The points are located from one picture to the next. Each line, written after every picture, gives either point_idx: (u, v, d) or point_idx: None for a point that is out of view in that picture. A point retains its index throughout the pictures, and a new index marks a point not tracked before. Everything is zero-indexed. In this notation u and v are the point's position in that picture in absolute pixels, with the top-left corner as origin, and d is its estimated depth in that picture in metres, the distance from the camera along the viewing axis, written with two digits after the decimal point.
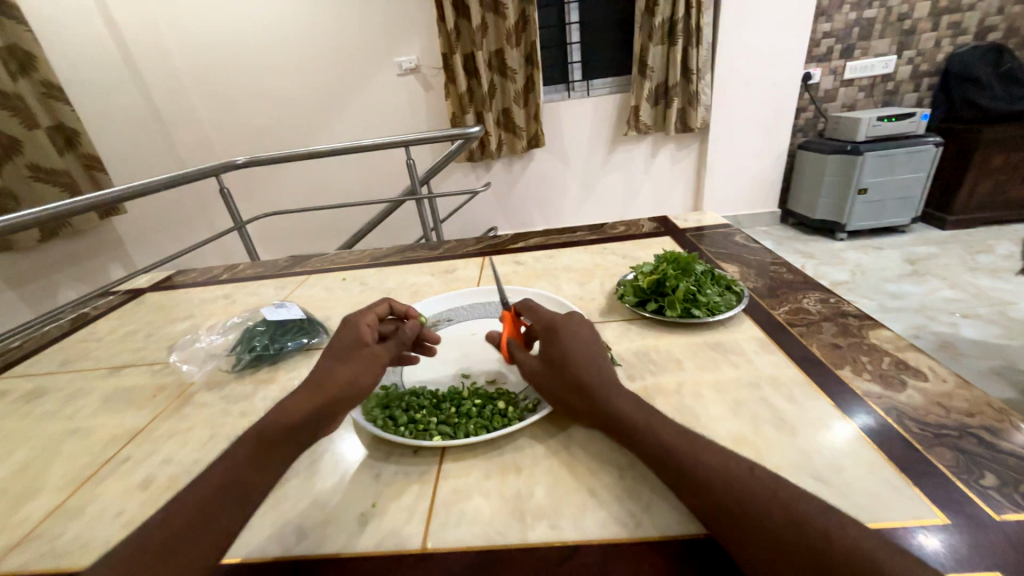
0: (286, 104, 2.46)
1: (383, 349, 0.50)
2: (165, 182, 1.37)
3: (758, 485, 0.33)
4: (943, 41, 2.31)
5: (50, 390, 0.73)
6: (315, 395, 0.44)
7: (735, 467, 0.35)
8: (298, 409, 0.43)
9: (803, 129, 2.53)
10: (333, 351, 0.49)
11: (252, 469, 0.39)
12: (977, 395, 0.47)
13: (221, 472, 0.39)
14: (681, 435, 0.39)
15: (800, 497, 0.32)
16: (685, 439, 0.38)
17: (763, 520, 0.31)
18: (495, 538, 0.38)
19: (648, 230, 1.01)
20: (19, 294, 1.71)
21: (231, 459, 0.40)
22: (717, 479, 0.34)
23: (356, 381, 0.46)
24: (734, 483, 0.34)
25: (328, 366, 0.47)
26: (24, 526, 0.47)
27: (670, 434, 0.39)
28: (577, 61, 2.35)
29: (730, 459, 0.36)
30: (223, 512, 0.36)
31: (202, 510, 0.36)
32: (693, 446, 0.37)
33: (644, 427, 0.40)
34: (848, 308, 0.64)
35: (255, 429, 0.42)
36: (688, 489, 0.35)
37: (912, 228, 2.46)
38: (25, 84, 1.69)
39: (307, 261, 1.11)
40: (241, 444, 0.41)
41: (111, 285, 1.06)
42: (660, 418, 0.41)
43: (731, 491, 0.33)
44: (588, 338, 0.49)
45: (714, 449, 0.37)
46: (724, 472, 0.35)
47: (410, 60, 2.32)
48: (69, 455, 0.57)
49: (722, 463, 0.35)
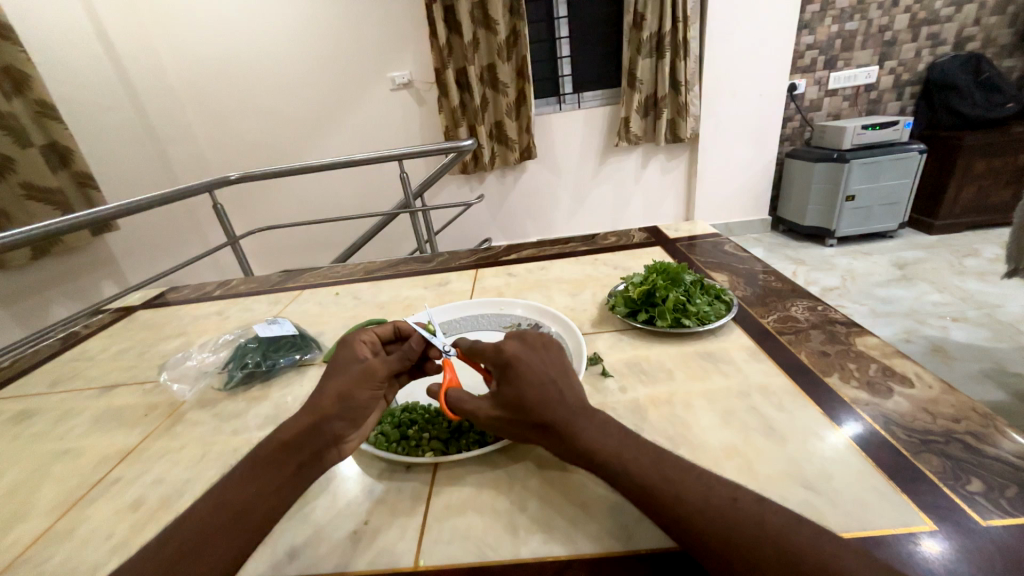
0: (280, 120, 2.48)
1: (378, 362, 0.49)
2: (158, 199, 1.37)
3: (744, 519, 0.33)
4: (923, 51, 2.37)
5: (40, 411, 0.72)
6: (307, 413, 0.44)
7: (717, 500, 0.34)
8: (291, 429, 0.43)
9: (790, 138, 2.58)
10: (328, 371, 0.49)
11: (247, 490, 0.39)
12: (962, 400, 0.47)
13: (218, 495, 0.39)
14: (658, 468, 0.37)
15: (788, 526, 0.32)
16: (663, 472, 0.37)
17: (758, 557, 0.31)
18: (488, 554, 0.38)
19: (639, 240, 1.02)
20: (8, 313, 1.68)
21: (227, 482, 0.40)
22: (703, 515, 0.33)
23: (348, 394, 0.45)
24: (722, 519, 0.33)
25: (322, 385, 0.47)
26: (11, 551, 0.46)
27: (647, 468, 0.37)
28: (567, 74, 2.39)
29: (712, 489, 0.35)
30: (216, 535, 0.37)
31: (196, 536, 0.36)
32: (672, 480, 0.36)
33: (619, 461, 0.38)
34: (835, 315, 0.65)
35: (254, 451, 0.43)
36: (675, 527, 0.34)
37: (900, 233, 2.49)
38: (20, 103, 1.70)
39: (300, 276, 1.11)
40: (239, 466, 0.42)
41: (103, 303, 1.06)
42: (631, 446, 0.39)
43: (719, 528, 0.33)
44: (552, 359, 0.47)
45: (692, 479, 0.36)
46: (709, 506, 0.34)
47: (402, 76, 2.35)
48: (59, 477, 0.56)
49: (704, 496, 0.35)
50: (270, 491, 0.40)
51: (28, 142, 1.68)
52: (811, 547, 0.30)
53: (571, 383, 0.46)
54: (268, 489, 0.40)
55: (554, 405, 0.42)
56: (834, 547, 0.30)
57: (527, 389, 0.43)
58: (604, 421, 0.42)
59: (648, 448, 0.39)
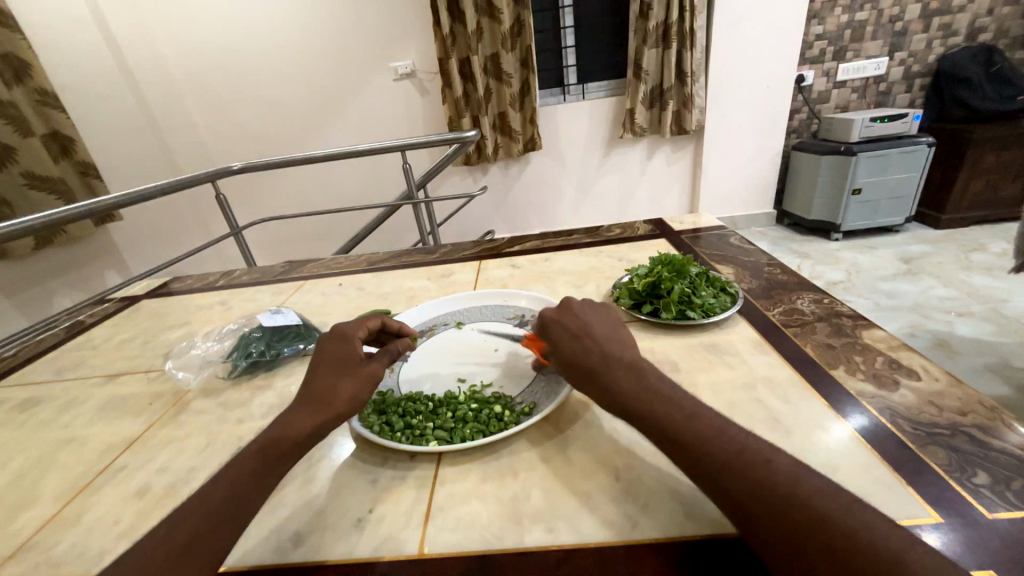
0: (282, 111, 2.47)
1: (379, 362, 0.49)
2: (162, 189, 1.37)
3: (776, 480, 0.33)
4: (934, 42, 2.33)
5: (47, 399, 0.72)
6: (319, 411, 0.44)
7: (750, 458, 0.34)
8: (299, 428, 0.43)
9: (797, 130, 2.55)
10: (329, 368, 0.48)
11: (254, 484, 0.39)
12: (969, 394, 0.47)
13: (227, 482, 0.39)
14: (692, 422, 0.38)
15: (820, 492, 0.32)
16: (700, 425, 0.37)
17: (783, 515, 0.31)
18: (492, 542, 0.38)
19: (644, 232, 1.02)
20: (12, 303, 1.70)
21: (237, 472, 0.40)
22: (733, 472, 0.34)
23: (359, 397, 0.46)
24: (753, 477, 0.33)
25: (328, 382, 0.46)
26: (19, 537, 0.47)
27: (683, 419, 0.38)
28: (572, 65, 2.37)
29: (749, 446, 0.35)
30: (223, 526, 0.36)
31: (207, 525, 0.36)
32: (705, 435, 0.36)
33: (655, 409, 0.39)
34: (842, 308, 0.65)
35: (259, 443, 0.42)
36: (702, 480, 0.35)
37: (907, 228, 2.48)
38: (20, 92, 1.69)
39: (304, 266, 1.11)
40: (244, 457, 0.41)
41: (107, 293, 1.06)
42: (663, 400, 0.40)
43: (747, 485, 0.33)
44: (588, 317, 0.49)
45: (727, 437, 0.36)
46: (743, 463, 0.34)
47: (405, 65, 2.32)
48: (65, 464, 0.56)
49: (736, 455, 0.35)
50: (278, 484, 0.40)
51: (29, 131, 1.68)
52: (840, 512, 0.31)
53: (616, 338, 0.47)
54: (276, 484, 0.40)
55: (591, 354, 0.45)
56: (864, 516, 0.30)
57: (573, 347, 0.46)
58: (648, 369, 0.44)
59: (685, 403, 0.40)
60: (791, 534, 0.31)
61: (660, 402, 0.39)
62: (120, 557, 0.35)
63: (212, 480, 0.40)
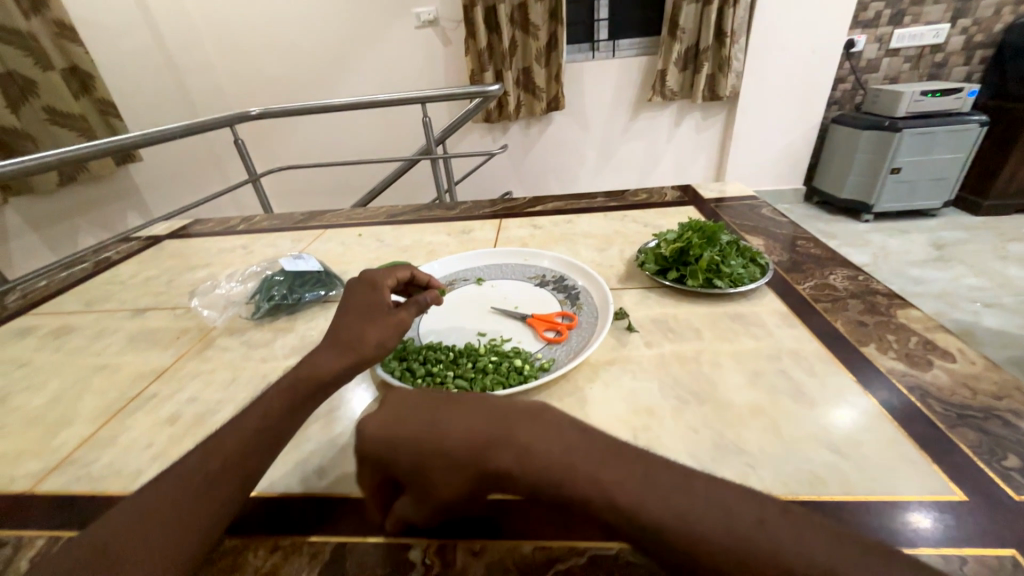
0: (300, 56, 2.39)
1: (406, 312, 0.49)
2: (181, 130, 1.35)
3: (770, 565, 0.24)
4: (1004, 9, 2.12)
5: (78, 328, 0.75)
6: (347, 352, 0.45)
7: (740, 529, 0.25)
8: (327, 367, 0.44)
9: (839, 102, 2.40)
10: (357, 313, 0.48)
11: (283, 417, 0.40)
12: (1006, 378, 0.45)
13: (257, 415, 0.40)
14: (642, 506, 0.27)
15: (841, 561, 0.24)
16: (649, 500, 0.27)
17: None
18: (510, 489, 0.39)
19: (671, 198, 0.98)
20: (39, 238, 1.75)
21: (266, 405, 0.40)
22: (727, 555, 0.25)
23: (385, 343, 0.47)
24: (736, 560, 0.25)
25: (355, 326, 0.47)
26: (60, 452, 0.50)
27: (628, 497, 0.27)
28: (604, 19, 2.22)
29: (718, 526, 0.26)
30: (256, 454, 0.38)
31: (239, 452, 0.37)
32: (663, 519, 0.26)
33: (594, 497, 0.27)
34: (877, 286, 0.62)
35: (287, 380, 0.43)
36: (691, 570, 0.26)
37: (943, 213, 2.37)
38: (37, 23, 1.65)
39: (323, 215, 1.11)
40: (273, 392, 0.42)
41: (131, 231, 1.08)
42: (607, 466, 0.29)
43: (753, 572, 0.24)
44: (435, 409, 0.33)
45: (701, 502, 0.27)
46: (716, 544, 0.25)
47: (428, 12, 2.21)
48: (99, 390, 0.59)
49: (721, 528, 0.26)
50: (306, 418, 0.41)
51: (48, 65, 1.66)
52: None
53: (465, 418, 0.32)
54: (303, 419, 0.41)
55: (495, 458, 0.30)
56: None
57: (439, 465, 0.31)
58: (552, 425, 0.31)
59: (632, 463, 0.29)
60: None
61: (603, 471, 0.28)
62: (158, 477, 0.36)
63: (242, 412, 0.41)
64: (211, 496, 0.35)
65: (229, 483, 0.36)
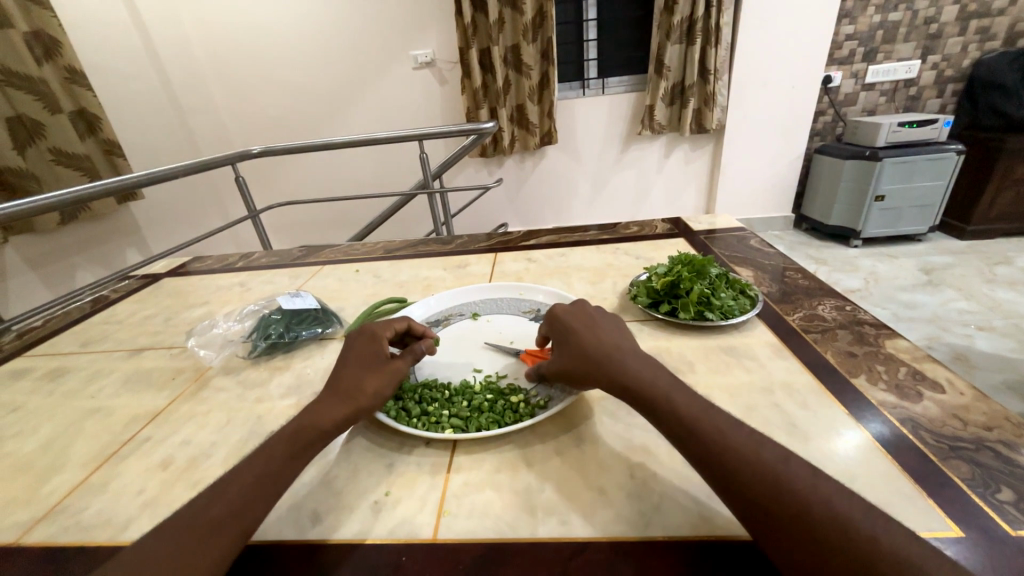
0: (302, 96, 2.48)
1: (402, 360, 0.51)
2: (184, 169, 1.39)
3: (784, 482, 0.33)
4: (969, 46, 2.25)
5: (73, 369, 0.75)
6: (345, 402, 0.45)
7: (768, 457, 0.35)
8: (326, 416, 0.44)
9: (821, 133, 2.49)
10: (357, 363, 0.49)
11: (284, 465, 0.40)
12: (995, 409, 0.46)
13: (258, 461, 0.40)
14: (739, 436, 0.37)
15: (836, 493, 0.32)
16: (718, 424, 0.38)
17: (804, 514, 0.31)
18: (506, 531, 0.39)
19: (662, 230, 1.01)
20: (37, 276, 1.75)
21: (267, 452, 0.41)
22: (750, 471, 0.34)
23: (382, 391, 0.47)
24: (759, 474, 0.34)
25: (354, 376, 0.48)
26: (49, 500, 0.49)
27: (706, 419, 0.39)
28: (592, 59, 2.34)
29: (754, 451, 0.36)
30: (255, 503, 0.37)
31: (240, 500, 0.37)
32: (755, 451, 0.35)
33: (706, 421, 0.38)
34: (864, 316, 0.63)
35: (289, 428, 0.43)
36: (722, 479, 0.35)
37: (930, 237, 2.42)
38: (49, 69, 1.72)
39: (322, 251, 1.12)
40: (276, 440, 0.42)
41: (129, 269, 1.09)
42: (686, 399, 0.41)
43: (766, 485, 0.33)
44: (608, 326, 0.51)
45: (746, 437, 0.37)
46: (747, 461, 0.35)
47: (425, 54, 2.31)
48: (91, 433, 0.58)
49: (754, 455, 0.35)
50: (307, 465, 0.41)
51: (57, 108, 1.72)
52: (859, 519, 0.31)
53: (626, 338, 0.49)
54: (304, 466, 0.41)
55: (600, 352, 0.47)
56: (882, 524, 0.30)
57: (586, 342, 0.48)
58: (658, 368, 0.45)
59: (704, 404, 0.40)
60: (807, 532, 0.31)
61: (675, 398, 0.40)
62: (157, 525, 0.36)
63: (244, 460, 0.41)
64: (209, 544, 0.34)
65: (226, 533, 0.35)
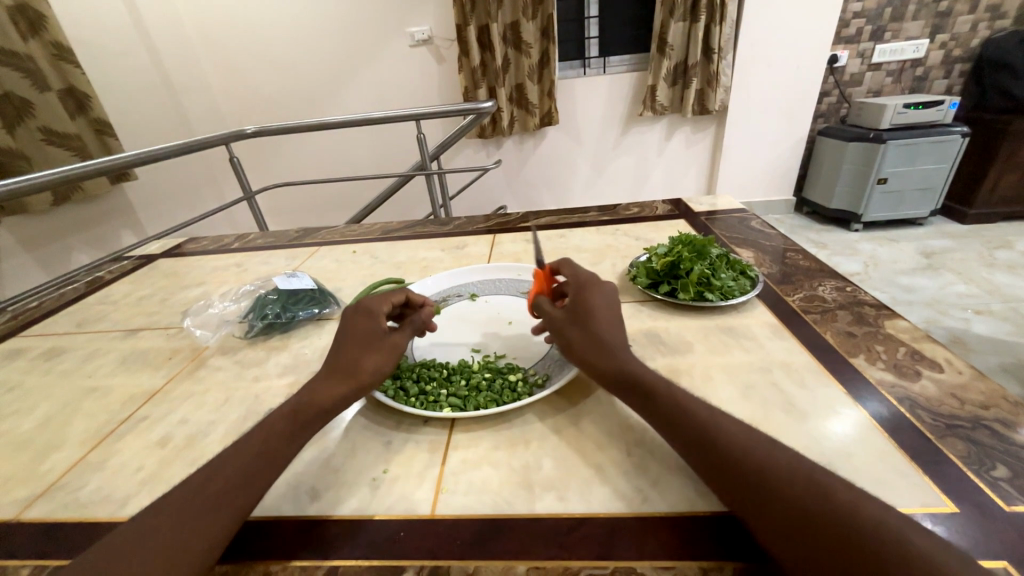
0: (296, 75, 2.43)
1: (401, 335, 0.50)
2: (176, 149, 1.36)
3: (769, 462, 0.34)
4: (980, 25, 2.20)
5: (69, 349, 0.74)
6: (346, 381, 0.45)
7: (753, 441, 0.36)
8: (329, 395, 0.44)
9: (825, 114, 2.45)
10: (355, 340, 0.48)
11: (284, 443, 0.40)
12: (993, 388, 0.46)
13: (257, 439, 0.40)
14: (725, 423, 0.38)
15: (819, 471, 0.33)
16: (703, 413, 0.39)
17: (787, 491, 0.32)
18: (504, 507, 0.39)
19: (662, 212, 1.00)
20: (32, 258, 1.74)
21: (268, 430, 0.41)
22: (735, 455, 0.35)
23: (384, 369, 0.47)
24: (744, 458, 0.35)
25: (352, 354, 0.47)
26: (48, 477, 0.49)
27: (691, 408, 0.40)
28: (594, 37, 2.28)
29: (739, 436, 0.36)
30: (256, 480, 0.38)
31: (240, 476, 0.37)
32: (737, 437, 0.36)
33: (687, 413, 0.39)
34: (865, 297, 0.63)
35: (289, 405, 0.43)
36: (711, 466, 0.36)
37: (930, 221, 2.40)
38: (35, 46, 1.67)
39: (318, 232, 1.11)
40: (275, 418, 0.42)
41: (123, 250, 1.07)
42: (675, 391, 0.42)
43: (751, 467, 0.34)
44: (613, 302, 0.50)
45: (732, 423, 0.38)
46: (731, 446, 0.36)
47: (422, 31, 2.25)
48: (89, 412, 0.58)
49: (740, 438, 0.36)
50: None
51: (45, 85, 1.67)
52: (842, 492, 0.31)
53: (619, 319, 0.48)
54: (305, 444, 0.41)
55: (608, 335, 0.46)
56: (866, 497, 0.31)
57: (591, 323, 0.47)
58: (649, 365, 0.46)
59: (691, 396, 0.42)
60: (791, 508, 0.31)
61: (663, 388, 0.42)
62: (158, 499, 0.36)
63: (243, 437, 0.41)
64: (211, 519, 0.34)
65: (229, 509, 0.35)
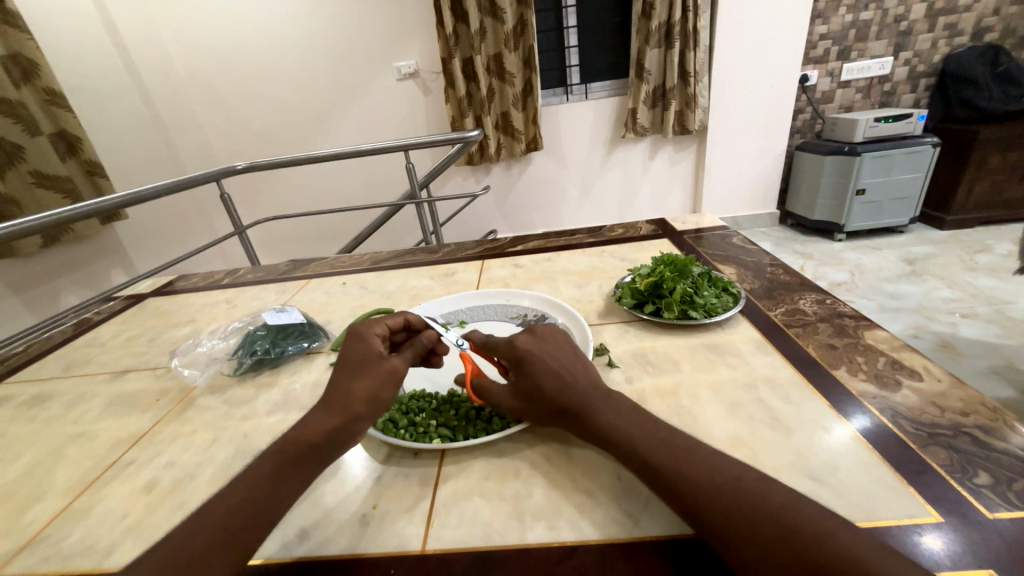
0: (286, 110, 2.48)
1: (399, 359, 0.49)
2: (167, 187, 1.37)
3: (736, 499, 0.34)
4: (939, 42, 2.32)
5: (54, 395, 0.73)
6: (336, 412, 0.44)
7: (721, 477, 0.35)
8: (317, 428, 0.43)
9: (801, 130, 2.54)
10: (348, 369, 0.47)
11: (272, 485, 0.40)
12: (971, 394, 0.47)
13: (242, 485, 0.40)
14: (693, 458, 0.38)
15: (787, 502, 0.33)
16: (670, 449, 0.39)
17: (755, 530, 0.32)
18: (494, 539, 0.39)
19: (646, 232, 1.02)
20: (21, 300, 1.73)
21: (253, 474, 0.40)
22: (704, 492, 0.35)
23: (379, 394, 0.45)
24: (712, 497, 0.34)
25: (344, 383, 0.46)
26: (30, 529, 0.48)
27: (657, 446, 0.39)
28: (575, 65, 2.37)
29: (706, 471, 0.36)
30: (245, 524, 0.37)
31: (226, 524, 0.37)
32: (703, 475, 0.36)
33: (656, 453, 0.39)
34: (844, 308, 0.65)
35: (277, 446, 0.43)
36: (682, 507, 0.36)
37: (911, 229, 2.47)
38: (28, 91, 1.71)
39: (308, 265, 1.12)
40: (262, 461, 0.42)
41: (112, 290, 1.07)
42: (642, 428, 0.41)
43: (719, 506, 0.34)
44: (560, 348, 0.49)
45: (700, 458, 0.37)
46: (698, 485, 0.35)
47: (409, 65, 2.33)
48: (73, 459, 0.57)
49: (706, 474, 0.36)
50: (293, 486, 0.41)
51: (37, 130, 1.70)
52: (811, 525, 0.31)
53: (574, 364, 0.48)
54: (292, 486, 0.41)
55: (565, 390, 0.45)
56: (835, 528, 0.31)
57: (540, 383, 0.46)
58: (616, 401, 0.44)
59: (658, 429, 0.41)
60: (761, 548, 0.31)
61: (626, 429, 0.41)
62: (144, 553, 0.36)
63: (229, 482, 0.41)
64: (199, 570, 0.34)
65: (219, 558, 0.35)
